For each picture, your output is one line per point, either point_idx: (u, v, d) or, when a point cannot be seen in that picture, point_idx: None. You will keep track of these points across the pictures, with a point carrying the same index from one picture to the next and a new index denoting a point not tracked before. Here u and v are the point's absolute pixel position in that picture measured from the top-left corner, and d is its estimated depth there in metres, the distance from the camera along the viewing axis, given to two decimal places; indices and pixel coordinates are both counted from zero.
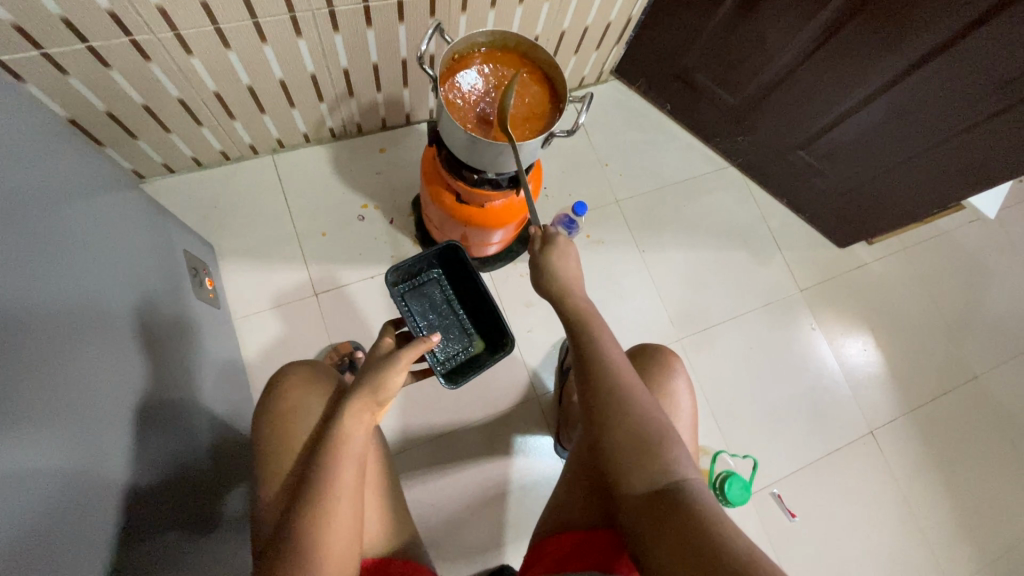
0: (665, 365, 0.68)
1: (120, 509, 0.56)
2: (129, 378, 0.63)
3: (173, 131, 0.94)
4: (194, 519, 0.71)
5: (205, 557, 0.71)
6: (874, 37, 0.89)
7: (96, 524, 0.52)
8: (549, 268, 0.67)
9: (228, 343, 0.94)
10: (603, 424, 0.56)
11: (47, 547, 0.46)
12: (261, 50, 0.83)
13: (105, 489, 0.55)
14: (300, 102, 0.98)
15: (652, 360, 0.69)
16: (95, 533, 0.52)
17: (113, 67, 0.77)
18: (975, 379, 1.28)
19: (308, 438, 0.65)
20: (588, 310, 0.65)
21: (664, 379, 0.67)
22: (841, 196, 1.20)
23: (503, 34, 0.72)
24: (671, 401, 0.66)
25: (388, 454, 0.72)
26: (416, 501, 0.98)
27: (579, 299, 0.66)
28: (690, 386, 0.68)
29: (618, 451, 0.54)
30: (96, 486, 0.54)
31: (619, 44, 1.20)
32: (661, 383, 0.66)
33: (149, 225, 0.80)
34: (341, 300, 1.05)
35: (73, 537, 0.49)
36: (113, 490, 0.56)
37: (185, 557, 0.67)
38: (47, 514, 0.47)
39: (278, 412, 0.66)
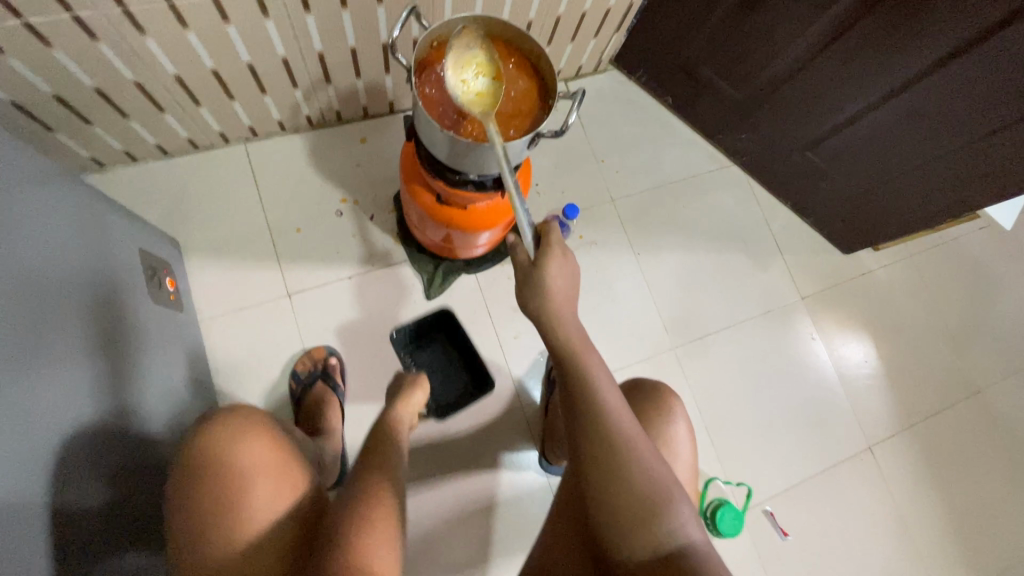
0: (661, 401, 0.63)
1: (55, 542, 0.51)
2: (70, 396, 0.57)
3: (131, 117, 0.86)
4: (141, 541, 0.66)
5: None
6: (894, 33, 0.83)
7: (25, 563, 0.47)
8: (542, 286, 0.57)
9: (191, 347, 0.88)
10: (596, 482, 0.50)
11: None
12: (224, 31, 0.75)
13: (36, 524, 0.49)
14: (271, 88, 0.91)
15: (643, 392, 0.64)
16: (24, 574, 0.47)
17: (57, 47, 0.69)
18: (977, 393, 1.23)
19: (253, 484, 0.56)
20: (581, 343, 0.56)
21: (658, 416, 0.62)
22: (848, 200, 1.13)
23: (486, 20, 0.65)
24: (669, 445, 0.61)
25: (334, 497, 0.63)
26: None
27: (573, 331, 0.57)
28: (684, 422, 0.64)
29: (618, 513, 0.49)
30: (27, 520, 0.48)
31: (619, 31, 1.12)
32: (658, 424, 0.61)
33: (101, 222, 0.73)
34: (316, 301, 0.99)
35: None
36: (41, 531, 0.49)
37: None
38: None
39: (210, 462, 0.56)
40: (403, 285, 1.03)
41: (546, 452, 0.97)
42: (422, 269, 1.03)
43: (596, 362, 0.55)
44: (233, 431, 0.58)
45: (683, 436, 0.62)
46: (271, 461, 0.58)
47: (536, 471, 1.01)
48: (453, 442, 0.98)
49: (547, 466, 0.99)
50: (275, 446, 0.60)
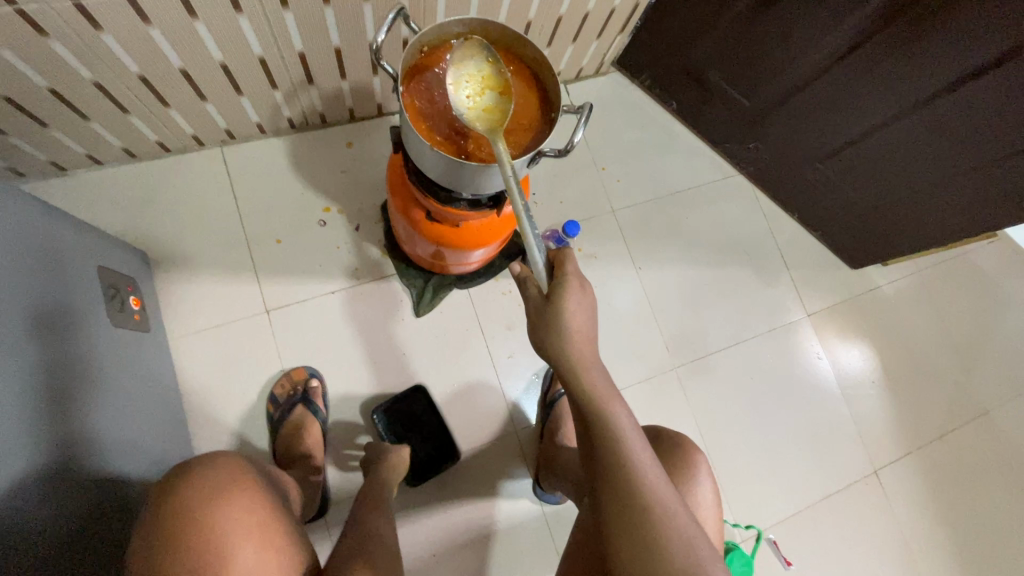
0: (685, 456, 0.57)
1: None
2: (15, 442, 0.51)
3: (93, 119, 0.79)
4: None
5: None
6: (918, 46, 0.77)
7: None
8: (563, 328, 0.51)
9: (159, 369, 0.81)
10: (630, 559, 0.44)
11: None
12: (192, 28, 0.68)
13: None
14: (248, 89, 0.84)
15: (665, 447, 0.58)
16: None
17: (1, 43, 0.62)
18: (985, 414, 1.19)
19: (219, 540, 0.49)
20: (606, 390, 0.51)
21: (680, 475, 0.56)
22: (860, 215, 1.08)
23: (481, 23, 0.58)
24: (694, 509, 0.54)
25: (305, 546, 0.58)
26: None
27: (598, 378, 0.51)
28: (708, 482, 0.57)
29: None
30: None
31: (623, 33, 1.05)
32: (682, 482, 0.55)
33: (53, 238, 0.66)
34: (297, 318, 0.92)
35: None
36: None
37: None
38: None
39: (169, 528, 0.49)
40: (391, 301, 0.96)
41: (541, 481, 0.92)
42: (411, 284, 0.97)
43: (623, 413, 0.50)
44: (188, 485, 0.51)
45: (710, 500, 0.56)
46: (241, 518, 0.51)
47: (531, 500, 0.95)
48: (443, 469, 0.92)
49: (541, 495, 0.93)
50: (241, 496, 0.53)
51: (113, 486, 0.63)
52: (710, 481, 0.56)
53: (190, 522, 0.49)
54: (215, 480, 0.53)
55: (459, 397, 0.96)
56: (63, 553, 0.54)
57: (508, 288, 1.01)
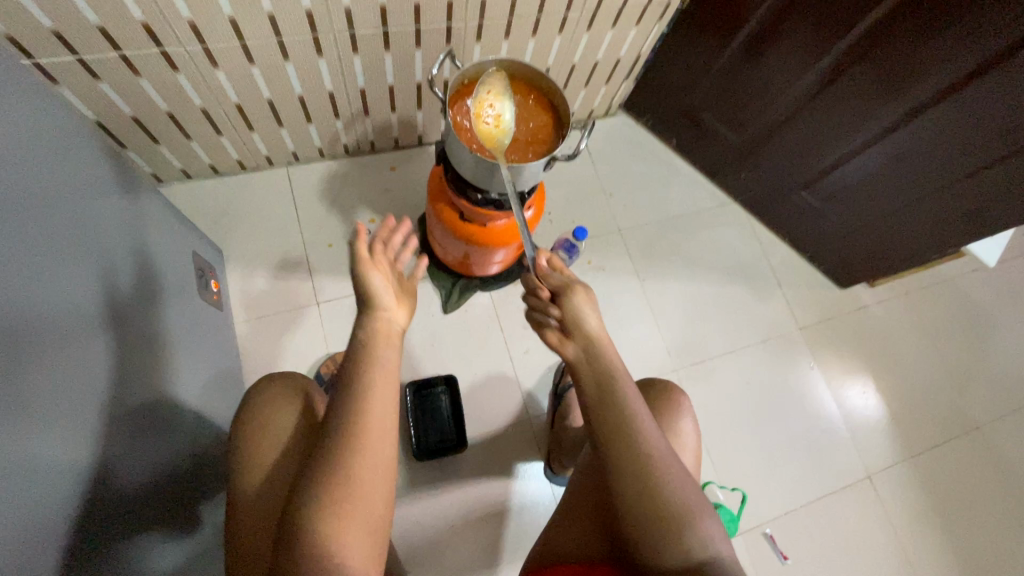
0: (668, 392, 0.70)
1: (119, 495, 0.57)
2: (135, 369, 0.65)
3: (193, 138, 0.98)
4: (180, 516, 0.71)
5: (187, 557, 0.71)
6: (874, 87, 0.92)
7: (98, 509, 0.53)
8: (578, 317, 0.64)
9: (227, 345, 0.96)
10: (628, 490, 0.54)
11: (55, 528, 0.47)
12: (284, 66, 0.87)
13: (109, 474, 0.56)
14: (317, 118, 1.03)
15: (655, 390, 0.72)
16: (98, 518, 0.53)
17: (143, 75, 0.81)
18: (978, 429, 1.25)
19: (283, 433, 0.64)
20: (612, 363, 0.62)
21: (670, 411, 0.68)
22: (842, 238, 1.21)
23: (511, 62, 0.76)
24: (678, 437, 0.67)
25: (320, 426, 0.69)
26: (402, 517, 0.97)
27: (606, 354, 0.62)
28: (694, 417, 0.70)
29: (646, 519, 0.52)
30: (104, 471, 0.55)
31: (628, 80, 1.23)
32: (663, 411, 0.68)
33: (161, 225, 0.83)
34: (342, 310, 1.07)
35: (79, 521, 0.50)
36: (111, 488, 0.56)
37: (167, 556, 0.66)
38: (61, 496, 0.49)
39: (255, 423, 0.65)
40: (422, 299, 1.10)
41: (552, 463, 1.01)
42: (441, 284, 1.11)
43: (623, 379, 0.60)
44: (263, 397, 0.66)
45: (690, 429, 0.68)
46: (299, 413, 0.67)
47: (542, 483, 1.05)
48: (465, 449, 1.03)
49: (552, 477, 1.03)
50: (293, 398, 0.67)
51: (193, 427, 0.76)
52: (692, 413, 0.69)
53: (266, 409, 0.65)
54: (292, 378, 0.70)
55: (479, 386, 1.08)
56: (159, 466, 0.67)
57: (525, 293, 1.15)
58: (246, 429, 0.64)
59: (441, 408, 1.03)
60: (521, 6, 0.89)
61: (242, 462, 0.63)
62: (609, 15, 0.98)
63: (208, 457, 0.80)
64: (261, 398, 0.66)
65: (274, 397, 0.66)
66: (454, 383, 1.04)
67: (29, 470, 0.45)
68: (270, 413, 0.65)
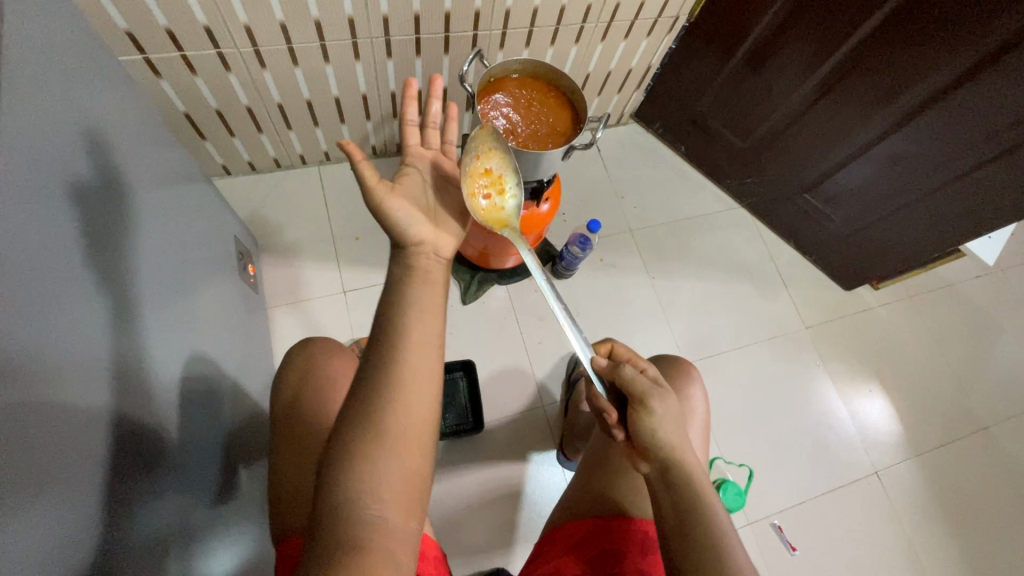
0: (682, 367, 0.78)
1: (173, 439, 0.63)
2: (186, 331, 0.71)
3: (236, 135, 1.06)
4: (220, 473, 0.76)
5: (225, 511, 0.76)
6: (871, 92, 0.98)
7: (158, 446, 0.59)
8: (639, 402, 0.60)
9: (260, 326, 1.02)
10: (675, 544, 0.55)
11: (127, 453, 0.52)
12: (324, 69, 0.95)
13: (165, 418, 0.61)
14: (349, 119, 1.10)
15: (670, 366, 0.79)
16: (158, 454, 0.58)
17: (199, 74, 0.89)
18: (984, 430, 1.27)
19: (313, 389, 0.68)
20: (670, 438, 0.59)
21: (683, 383, 0.75)
22: (845, 240, 1.25)
23: (534, 63, 0.83)
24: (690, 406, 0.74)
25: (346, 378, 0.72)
26: None
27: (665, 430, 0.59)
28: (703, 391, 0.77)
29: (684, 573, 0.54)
30: (161, 415, 0.60)
31: (639, 90, 1.31)
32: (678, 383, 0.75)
33: (208, 209, 0.90)
34: (367, 298, 1.13)
35: (143, 454, 0.55)
36: (167, 431, 0.61)
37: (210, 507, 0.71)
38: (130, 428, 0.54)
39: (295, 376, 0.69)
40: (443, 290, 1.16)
41: (565, 448, 1.05)
42: (461, 277, 1.17)
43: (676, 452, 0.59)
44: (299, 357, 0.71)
45: (701, 401, 0.75)
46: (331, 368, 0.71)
47: (555, 468, 1.08)
48: (482, 433, 1.07)
49: (564, 462, 1.06)
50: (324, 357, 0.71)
51: (231, 393, 0.82)
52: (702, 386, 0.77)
53: (304, 359, 0.70)
54: (332, 343, 0.75)
55: (495, 374, 1.12)
56: (204, 421, 0.72)
57: (540, 286, 1.20)
58: (286, 378, 0.70)
59: (459, 391, 1.08)
60: (541, 17, 0.97)
61: (286, 405, 0.67)
62: (622, 26, 1.06)
63: (245, 424, 0.86)
64: (299, 351, 0.72)
65: (312, 351, 0.72)
66: (472, 368, 1.09)
67: (108, 398, 0.51)
68: (309, 362, 0.70)
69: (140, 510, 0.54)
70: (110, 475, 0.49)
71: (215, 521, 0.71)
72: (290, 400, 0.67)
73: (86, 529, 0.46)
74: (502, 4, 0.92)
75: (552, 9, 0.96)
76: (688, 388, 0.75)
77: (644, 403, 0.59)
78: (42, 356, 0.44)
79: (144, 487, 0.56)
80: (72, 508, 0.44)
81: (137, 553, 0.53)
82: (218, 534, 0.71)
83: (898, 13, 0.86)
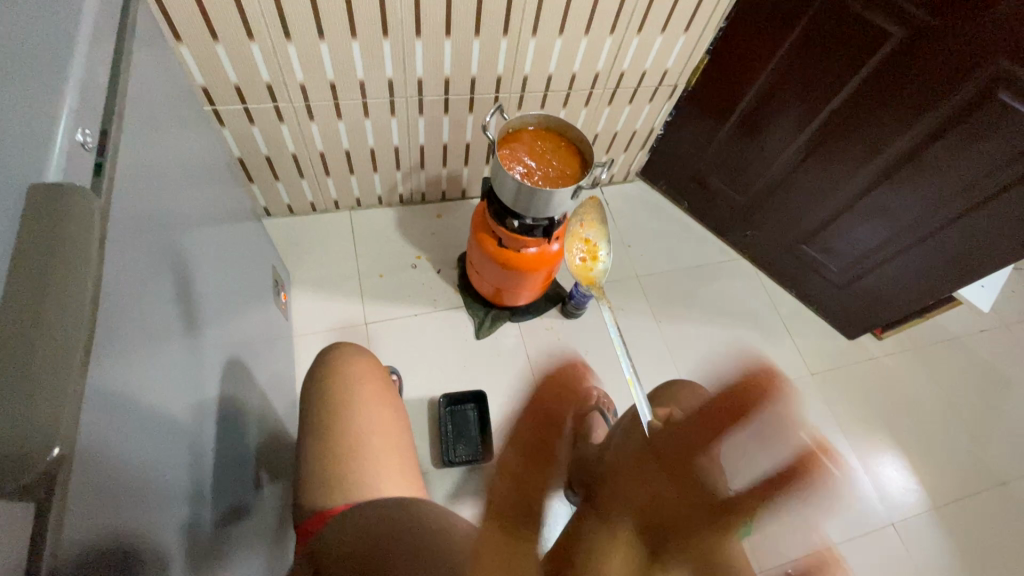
0: (695, 388, 0.81)
1: (213, 432, 0.68)
2: (227, 338, 0.78)
3: (280, 180, 1.19)
4: (250, 480, 0.80)
5: (251, 518, 0.79)
6: (856, 147, 1.08)
7: (203, 434, 0.65)
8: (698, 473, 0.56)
9: (287, 352, 1.09)
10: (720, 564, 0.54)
11: (182, 432, 0.58)
12: (363, 123, 1.09)
13: (208, 410, 0.67)
14: (382, 168, 1.23)
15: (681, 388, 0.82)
16: (201, 441, 0.64)
17: (256, 125, 1.03)
18: (1003, 485, 1.26)
19: (343, 386, 0.72)
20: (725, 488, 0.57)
21: (695, 405, 0.79)
22: (846, 291, 1.31)
23: (547, 117, 0.96)
24: None
25: (371, 375, 0.76)
26: None
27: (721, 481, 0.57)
28: None
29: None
30: (205, 407, 0.66)
31: (643, 150, 1.43)
32: (689, 407, 0.78)
33: (253, 240, 1.00)
34: (388, 331, 1.20)
35: (191, 435, 0.61)
36: (208, 423, 0.67)
37: (239, 509, 0.75)
38: (187, 410, 0.61)
39: (323, 376, 0.74)
40: (459, 326, 1.23)
41: None
42: (474, 313, 1.23)
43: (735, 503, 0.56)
44: (328, 359, 0.76)
45: None
46: (362, 369, 0.75)
47: None
48: (492, 464, 1.09)
49: None
50: (355, 360, 0.76)
51: (259, 406, 0.87)
52: (713, 409, 0.79)
53: (336, 360, 0.75)
54: (360, 348, 0.79)
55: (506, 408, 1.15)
56: (236, 427, 0.77)
57: (550, 325, 1.26)
58: (316, 381, 0.74)
59: (472, 421, 1.12)
60: (555, 81, 1.11)
61: (316, 404, 0.72)
62: (627, 92, 1.19)
63: (270, 438, 0.90)
64: (330, 354, 0.77)
65: (343, 353, 0.76)
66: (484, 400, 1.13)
67: (175, 373, 0.58)
68: (340, 363, 0.75)
69: (186, 492, 0.58)
70: (170, 441, 0.55)
71: (240, 524, 0.75)
72: (320, 399, 0.72)
73: (154, 492, 0.51)
74: (520, 70, 1.06)
75: (564, 76, 1.10)
76: (700, 409, 0.78)
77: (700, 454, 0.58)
78: (144, 331, 0.51)
79: (191, 472, 0.60)
80: (149, 471, 0.50)
81: (180, 532, 0.57)
82: (237, 538, 0.74)
83: (871, 78, 0.98)
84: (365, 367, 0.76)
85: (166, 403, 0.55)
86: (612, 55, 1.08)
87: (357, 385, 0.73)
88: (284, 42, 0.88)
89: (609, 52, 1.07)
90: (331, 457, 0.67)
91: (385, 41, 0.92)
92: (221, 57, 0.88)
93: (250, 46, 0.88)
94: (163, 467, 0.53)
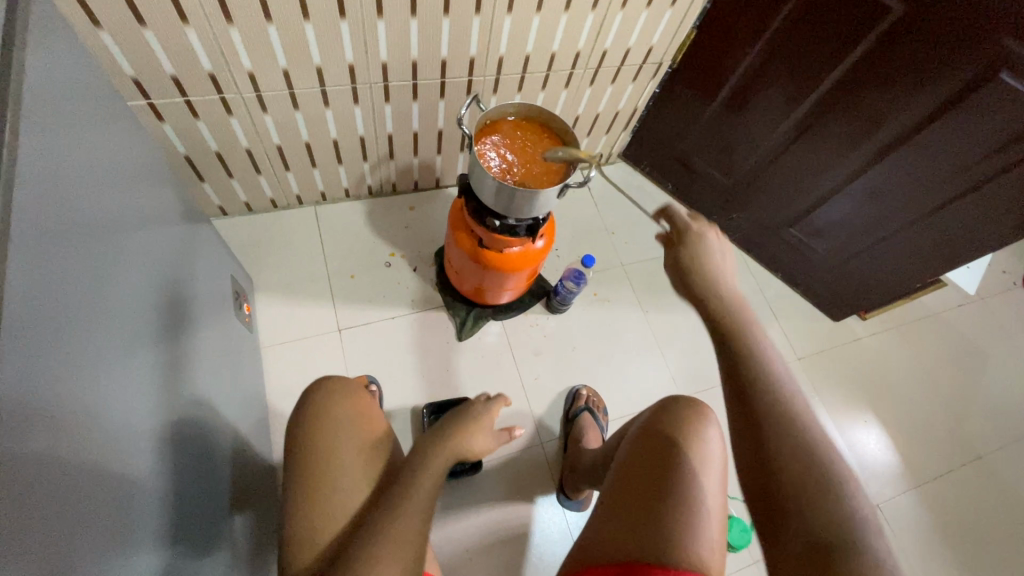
0: (698, 409, 0.77)
1: (180, 480, 0.62)
2: (184, 369, 0.70)
3: (234, 177, 1.08)
4: (221, 520, 0.74)
5: (224, 558, 0.73)
6: (849, 129, 1.03)
7: (168, 484, 0.58)
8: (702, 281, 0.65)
9: (255, 367, 1.01)
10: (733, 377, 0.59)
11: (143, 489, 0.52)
12: (323, 112, 0.98)
13: (170, 457, 0.60)
14: (347, 161, 1.13)
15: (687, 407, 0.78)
16: (166, 493, 0.58)
17: (201, 118, 0.92)
18: (980, 459, 1.29)
19: (324, 422, 0.66)
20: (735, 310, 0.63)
21: (699, 426, 0.75)
22: (832, 272, 1.29)
23: (528, 106, 0.88)
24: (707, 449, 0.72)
25: (356, 407, 0.70)
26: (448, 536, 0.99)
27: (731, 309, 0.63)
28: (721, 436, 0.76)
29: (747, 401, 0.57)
30: (169, 454, 0.60)
31: (626, 130, 1.36)
32: (696, 427, 0.74)
33: (206, 249, 0.91)
34: (363, 335, 1.13)
35: (155, 489, 0.55)
36: (174, 468, 0.60)
37: (209, 554, 0.69)
38: (148, 462, 0.54)
39: (303, 411, 0.68)
40: (438, 327, 1.17)
41: (565, 487, 1.03)
42: (455, 312, 1.17)
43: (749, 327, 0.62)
44: (312, 389, 0.70)
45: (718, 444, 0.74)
46: (351, 400, 0.70)
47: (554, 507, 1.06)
48: (480, 472, 1.05)
49: (564, 501, 1.04)
50: (340, 391, 0.70)
51: (226, 436, 0.80)
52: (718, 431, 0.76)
53: (316, 394, 0.69)
54: (344, 377, 0.73)
55: None
56: (203, 468, 0.70)
57: (535, 321, 1.21)
58: (296, 418, 0.68)
59: None
60: (533, 62, 1.02)
61: (294, 442, 0.66)
62: (610, 71, 1.11)
63: (240, 467, 0.83)
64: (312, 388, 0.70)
65: (326, 385, 0.70)
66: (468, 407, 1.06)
67: (126, 427, 0.51)
68: (321, 397, 0.69)
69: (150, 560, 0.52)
70: (129, 507, 0.49)
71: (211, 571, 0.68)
72: (299, 437, 0.66)
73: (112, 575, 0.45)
74: (495, 52, 0.97)
75: (543, 56, 1.01)
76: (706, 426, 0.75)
77: (747, 378, 0.58)
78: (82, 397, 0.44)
79: (157, 530, 0.54)
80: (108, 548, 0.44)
81: None
82: None
83: (866, 57, 0.93)
84: (355, 399, 0.70)
85: (118, 469, 0.48)
86: (594, 32, 0.99)
87: (338, 421, 0.67)
88: (225, 27, 0.77)
89: (590, 30, 0.98)
90: (305, 507, 0.61)
91: (342, 22, 0.82)
92: (152, 45, 0.77)
93: (185, 31, 0.76)
94: (122, 536, 0.47)
